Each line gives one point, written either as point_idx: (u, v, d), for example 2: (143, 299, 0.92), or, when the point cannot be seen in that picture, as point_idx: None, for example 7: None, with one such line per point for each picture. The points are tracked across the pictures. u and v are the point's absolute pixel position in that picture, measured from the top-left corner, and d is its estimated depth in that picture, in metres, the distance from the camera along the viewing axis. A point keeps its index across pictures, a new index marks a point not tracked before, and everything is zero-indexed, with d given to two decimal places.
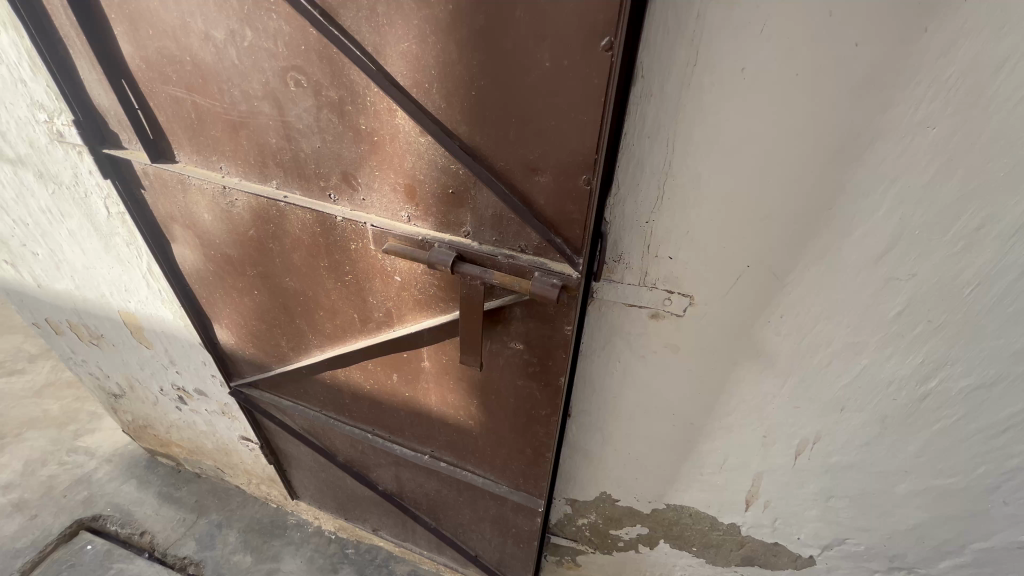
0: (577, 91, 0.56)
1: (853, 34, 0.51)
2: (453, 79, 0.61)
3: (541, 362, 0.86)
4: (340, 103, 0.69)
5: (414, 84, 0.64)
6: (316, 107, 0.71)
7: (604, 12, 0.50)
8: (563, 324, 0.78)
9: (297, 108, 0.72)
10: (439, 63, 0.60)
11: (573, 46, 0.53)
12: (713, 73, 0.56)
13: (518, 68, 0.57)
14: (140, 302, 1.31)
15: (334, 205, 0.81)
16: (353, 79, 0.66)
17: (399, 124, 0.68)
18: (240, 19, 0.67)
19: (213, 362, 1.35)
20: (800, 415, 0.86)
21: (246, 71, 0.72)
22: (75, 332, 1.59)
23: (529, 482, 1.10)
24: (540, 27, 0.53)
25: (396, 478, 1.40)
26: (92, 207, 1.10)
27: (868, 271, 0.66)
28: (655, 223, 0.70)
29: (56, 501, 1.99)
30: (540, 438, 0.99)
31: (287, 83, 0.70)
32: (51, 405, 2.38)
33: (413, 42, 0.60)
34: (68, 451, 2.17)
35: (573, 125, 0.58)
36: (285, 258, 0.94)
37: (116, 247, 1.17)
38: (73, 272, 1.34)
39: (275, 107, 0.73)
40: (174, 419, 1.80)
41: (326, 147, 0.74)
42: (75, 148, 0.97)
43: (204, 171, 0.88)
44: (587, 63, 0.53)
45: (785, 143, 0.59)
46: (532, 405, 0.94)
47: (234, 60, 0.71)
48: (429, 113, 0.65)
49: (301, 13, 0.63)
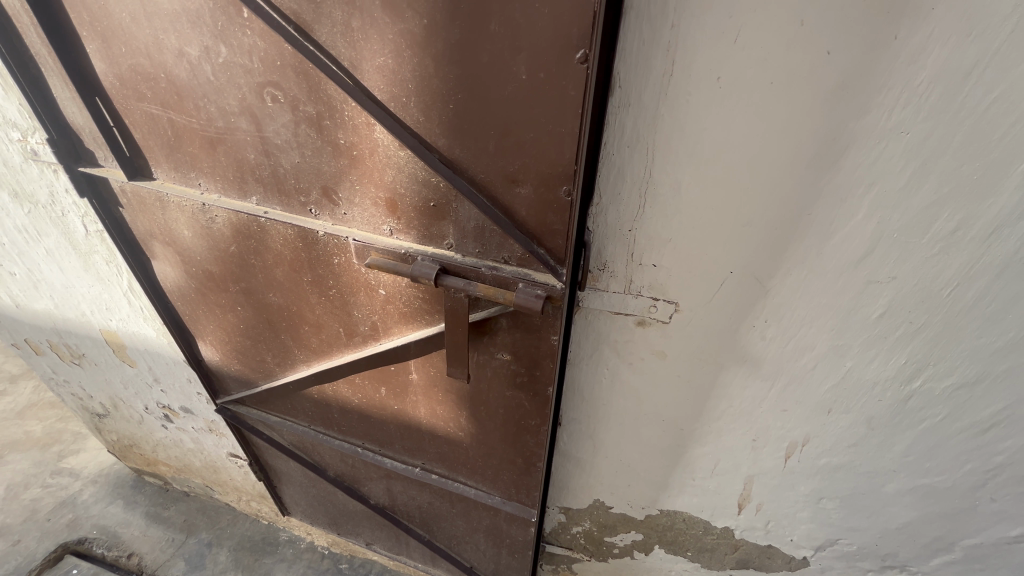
0: (554, 104, 0.56)
1: (826, 41, 0.51)
2: (429, 92, 0.61)
3: (529, 372, 0.85)
4: (318, 118, 0.68)
5: (391, 98, 0.63)
6: (293, 123, 0.70)
7: (578, 24, 0.50)
8: (548, 334, 0.78)
9: (274, 123, 0.71)
10: (416, 77, 0.60)
11: (548, 58, 0.53)
12: (690, 82, 0.57)
13: (495, 80, 0.57)
14: (121, 320, 1.28)
15: (316, 220, 0.81)
16: (330, 94, 0.65)
17: (378, 138, 0.67)
18: (214, 36, 0.66)
19: (198, 379, 1.33)
20: (787, 418, 0.86)
21: (222, 87, 0.71)
22: (55, 352, 1.56)
23: (522, 492, 1.09)
24: (515, 40, 0.53)
25: (387, 491, 1.38)
26: (69, 225, 1.08)
27: (848, 274, 0.67)
28: (638, 232, 0.70)
29: (39, 526, 1.94)
30: (530, 448, 0.98)
31: (263, 99, 0.69)
32: (34, 426, 2.33)
33: (389, 56, 0.60)
34: (52, 474, 2.12)
35: (552, 137, 0.58)
36: (268, 273, 0.93)
37: (96, 265, 1.15)
38: (52, 292, 1.31)
39: (252, 122, 0.73)
40: (160, 437, 1.77)
41: (305, 162, 0.74)
42: (49, 166, 0.96)
43: (182, 188, 0.87)
44: (563, 75, 0.54)
45: (763, 150, 0.59)
46: (522, 414, 0.94)
47: (209, 77, 0.70)
48: (407, 127, 0.65)
49: (275, 28, 0.62)
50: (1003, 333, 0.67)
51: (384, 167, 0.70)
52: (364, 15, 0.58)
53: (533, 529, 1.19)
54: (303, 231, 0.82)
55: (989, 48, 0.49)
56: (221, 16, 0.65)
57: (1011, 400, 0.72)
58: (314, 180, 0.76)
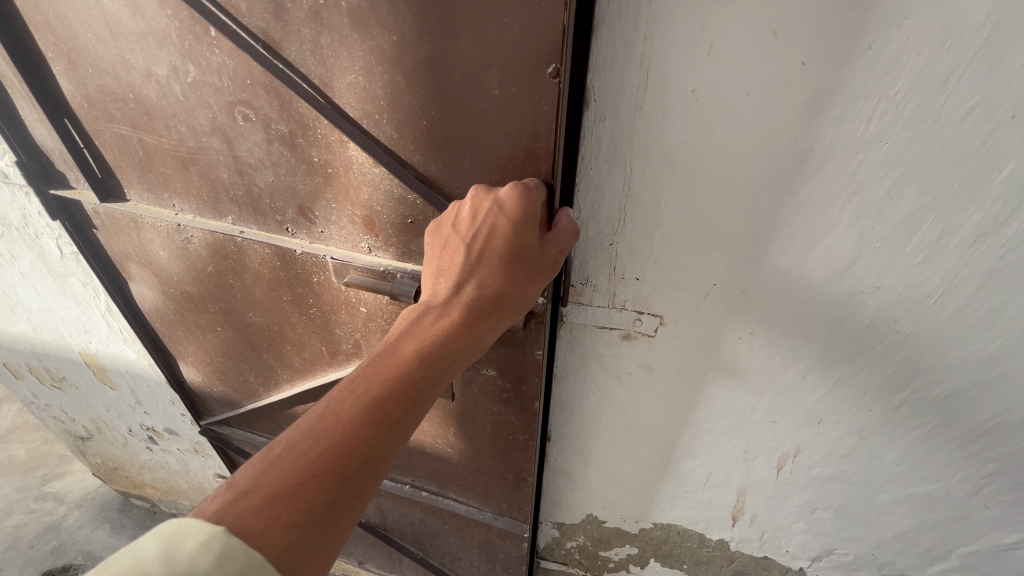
0: (528, 119, 0.55)
1: (799, 53, 0.51)
2: (402, 108, 0.60)
3: (515, 387, 0.84)
4: (291, 137, 0.67)
5: (363, 115, 0.62)
6: (267, 141, 0.69)
7: (548, 37, 0.49)
8: (533, 349, 0.76)
9: (246, 142, 0.70)
10: (388, 94, 0.59)
11: (520, 74, 0.52)
12: (665, 95, 0.56)
13: (467, 96, 0.56)
14: (101, 342, 1.26)
15: (293, 238, 0.79)
16: (302, 113, 0.64)
17: (352, 155, 0.66)
18: (182, 55, 0.65)
19: (181, 401, 1.31)
20: (778, 428, 0.85)
21: (192, 107, 0.69)
22: (36, 375, 1.52)
23: (513, 507, 1.07)
24: (486, 55, 0.52)
25: (378, 509, 1.36)
26: (44, 247, 1.06)
27: (833, 284, 0.66)
28: (619, 246, 0.69)
29: (23, 553, 1.90)
30: (520, 463, 0.96)
31: (234, 118, 0.68)
32: (17, 450, 2.28)
33: (360, 74, 0.59)
34: (35, 499, 2.07)
35: (527, 152, 0.57)
36: (247, 293, 0.91)
37: (72, 287, 1.12)
38: (29, 314, 1.28)
39: (224, 142, 0.71)
40: (145, 459, 1.73)
41: (280, 180, 0.72)
42: (21, 188, 0.93)
43: (156, 209, 0.85)
44: (536, 90, 0.52)
45: (742, 160, 0.58)
46: (510, 430, 0.92)
47: (178, 96, 0.69)
48: (381, 144, 0.64)
49: (243, 47, 0.61)
50: (990, 341, 0.66)
51: (359, 184, 0.68)
52: (333, 32, 0.57)
53: (526, 544, 1.17)
54: (280, 250, 0.80)
55: (964, 58, 0.48)
56: (188, 33, 0.63)
57: (1001, 407, 0.72)
58: (289, 197, 0.74)
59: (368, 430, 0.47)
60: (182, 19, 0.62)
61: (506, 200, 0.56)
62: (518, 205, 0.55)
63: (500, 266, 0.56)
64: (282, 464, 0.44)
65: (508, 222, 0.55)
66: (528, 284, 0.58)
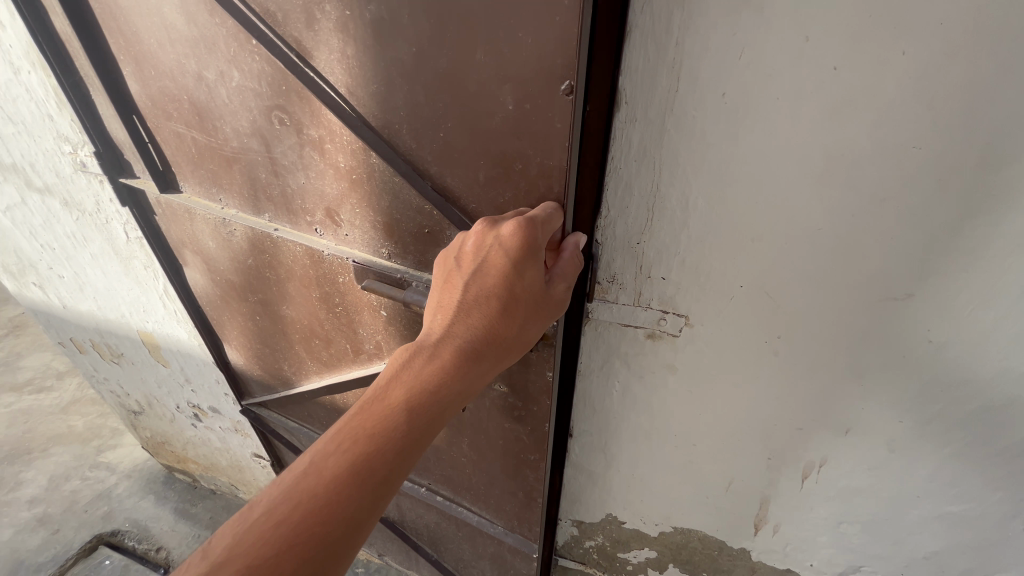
0: (541, 135, 0.56)
1: (831, 58, 0.51)
2: (420, 120, 0.63)
3: (525, 405, 0.86)
4: (321, 142, 0.72)
5: (385, 125, 0.67)
6: (299, 145, 0.74)
7: (562, 55, 0.50)
8: (543, 369, 0.79)
9: (281, 145, 0.75)
10: (409, 104, 0.63)
11: (534, 90, 0.54)
12: (695, 98, 0.57)
13: (485, 110, 0.58)
14: (157, 322, 1.35)
15: (321, 239, 0.84)
16: (329, 120, 0.69)
17: (374, 164, 0.70)
18: (228, 61, 0.71)
19: (225, 380, 1.39)
20: (803, 436, 0.84)
21: (235, 109, 0.75)
22: (97, 350, 1.65)
23: (523, 526, 1.09)
24: (501, 70, 0.55)
25: (398, 506, 1.42)
26: (112, 232, 1.16)
27: (863, 291, 0.65)
28: (646, 245, 0.71)
29: (78, 516, 2.05)
30: (530, 482, 0.98)
31: (271, 121, 0.73)
32: (76, 421, 2.46)
33: (381, 85, 0.63)
34: (90, 467, 2.23)
35: (540, 169, 0.59)
36: (282, 287, 0.97)
37: (135, 269, 1.22)
38: (95, 294, 1.39)
39: (263, 143, 0.77)
40: (190, 435, 1.85)
41: (310, 182, 0.77)
42: (96, 177, 1.03)
43: (207, 202, 0.92)
44: (549, 106, 0.54)
45: (772, 163, 0.59)
46: (520, 448, 0.94)
47: (224, 99, 0.75)
48: (400, 154, 0.68)
49: (277, 55, 0.66)
50: None
51: (380, 192, 0.72)
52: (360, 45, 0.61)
53: (536, 564, 1.16)
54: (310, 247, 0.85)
55: (1003, 63, 0.47)
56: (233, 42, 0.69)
57: None
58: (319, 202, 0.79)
59: (352, 486, 0.49)
60: (228, 28, 0.68)
61: (505, 241, 0.57)
62: (514, 248, 0.56)
63: (497, 307, 0.58)
64: (261, 528, 0.46)
65: (504, 266, 0.56)
66: (520, 326, 0.59)
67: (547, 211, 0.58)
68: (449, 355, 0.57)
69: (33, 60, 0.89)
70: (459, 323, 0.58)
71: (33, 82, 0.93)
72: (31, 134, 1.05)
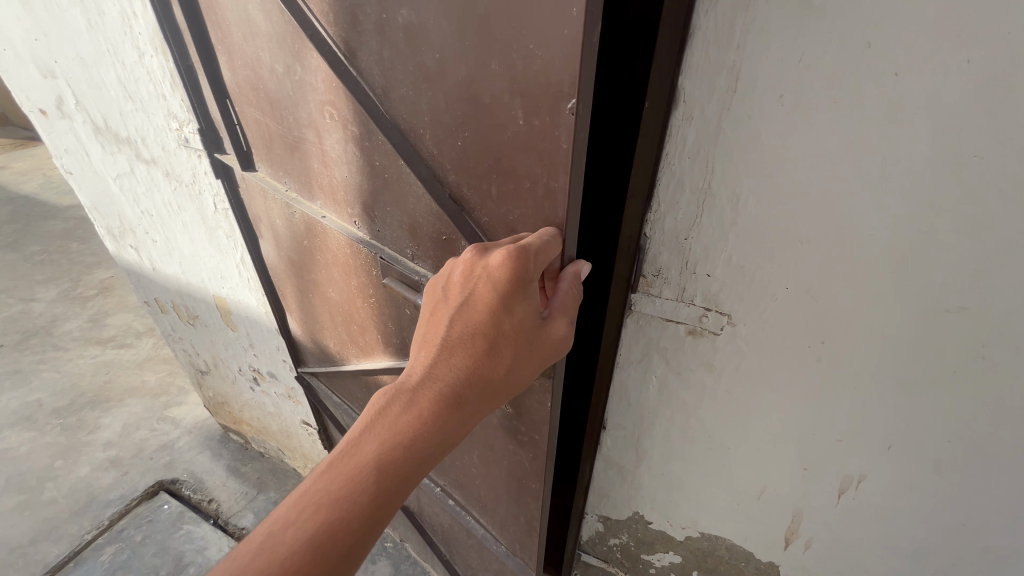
0: (546, 154, 0.58)
1: (893, 64, 0.52)
2: (442, 125, 0.68)
3: (529, 431, 0.88)
4: (361, 138, 0.78)
5: (410, 127, 0.72)
6: (344, 139, 0.81)
7: (568, 75, 0.51)
8: (546, 399, 0.80)
9: (331, 138, 0.83)
10: (435, 110, 0.67)
11: (541, 107, 0.56)
12: (752, 99, 0.60)
13: (501, 124, 0.61)
14: (231, 289, 1.49)
15: (358, 230, 0.92)
16: (366, 119, 0.75)
17: (402, 168, 0.75)
18: (293, 56, 0.79)
19: (285, 347, 1.50)
20: (842, 449, 0.83)
21: (298, 100, 0.83)
22: (176, 311, 1.82)
23: (523, 552, 1.10)
24: (513, 85, 0.57)
25: (418, 500, 1.49)
26: (203, 202, 1.29)
27: (914, 301, 0.65)
28: (693, 241, 0.73)
29: (144, 462, 2.26)
30: (531, 509, 0.98)
31: (324, 115, 0.81)
32: (149, 376, 2.71)
33: (410, 88, 0.68)
34: (157, 420, 2.45)
35: (546, 190, 0.60)
36: (328, 270, 1.06)
37: (219, 238, 1.35)
38: (182, 259, 1.55)
39: (317, 135, 0.85)
40: (247, 398, 2.00)
41: (352, 175, 0.84)
42: (196, 152, 1.16)
43: (274, 183, 1.03)
44: (554, 124, 0.55)
45: (826, 167, 0.60)
46: (523, 474, 0.95)
47: (290, 90, 0.84)
48: (425, 160, 0.73)
49: (327, 53, 0.74)
50: None
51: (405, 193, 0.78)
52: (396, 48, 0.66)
53: None
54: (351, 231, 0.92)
55: None
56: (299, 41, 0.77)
57: None
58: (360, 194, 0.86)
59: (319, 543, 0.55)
60: (288, 27, 0.76)
61: (480, 298, 0.59)
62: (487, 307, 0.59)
63: (476, 352, 0.61)
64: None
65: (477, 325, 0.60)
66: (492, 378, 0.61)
67: (540, 241, 0.59)
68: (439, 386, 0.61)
69: (157, 45, 1.02)
70: (449, 357, 0.61)
71: (154, 66, 1.07)
72: (146, 111, 1.19)
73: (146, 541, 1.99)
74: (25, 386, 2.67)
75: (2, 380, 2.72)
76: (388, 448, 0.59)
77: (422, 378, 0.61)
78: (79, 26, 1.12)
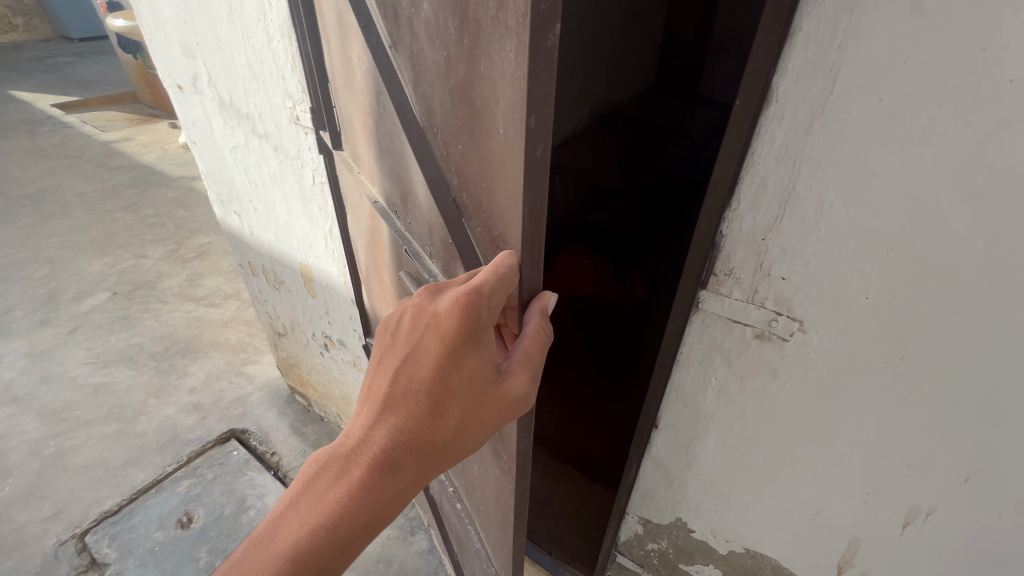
0: (510, 165, 0.58)
1: (1009, 72, 0.51)
2: (450, 124, 0.71)
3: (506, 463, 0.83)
4: (394, 132, 0.84)
5: (431, 124, 0.77)
6: (385, 130, 0.87)
7: (524, 83, 0.51)
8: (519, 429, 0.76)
9: (379, 127, 0.90)
10: (446, 111, 0.71)
11: (506, 117, 0.56)
12: (849, 101, 0.60)
13: (484, 131, 0.62)
14: (316, 258, 1.63)
15: (395, 220, 0.98)
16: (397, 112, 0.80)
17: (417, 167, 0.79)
18: (356, 48, 0.87)
19: (358, 318, 1.61)
20: (911, 477, 0.80)
21: (361, 89, 0.92)
22: (265, 275, 2.00)
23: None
24: (491, 93, 0.58)
25: (435, 491, 1.53)
26: (303, 176, 1.42)
27: (1009, 324, 0.62)
28: (771, 242, 0.73)
29: (220, 410, 2.50)
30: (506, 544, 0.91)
31: (374, 106, 0.88)
32: (231, 335, 2.98)
33: (429, 87, 0.73)
34: (234, 374, 2.70)
35: (510, 202, 0.60)
36: (380, 253, 1.14)
37: (313, 209, 1.48)
38: (277, 227, 1.71)
39: (373, 123, 0.93)
40: (316, 362, 2.15)
41: (392, 166, 0.91)
42: (304, 129, 1.29)
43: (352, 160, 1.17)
44: (514, 135, 0.55)
45: (922, 175, 0.59)
46: (501, 504, 0.89)
47: (357, 78, 0.92)
48: (438, 160, 0.77)
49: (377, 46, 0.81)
50: None
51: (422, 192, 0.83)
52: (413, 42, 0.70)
53: None
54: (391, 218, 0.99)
55: None
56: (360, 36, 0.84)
57: None
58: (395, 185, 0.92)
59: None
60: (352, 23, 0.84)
61: (423, 353, 0.69)
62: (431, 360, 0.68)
63: (417, 399, 0.69)
64: None
65: (422, 375, 0.68)
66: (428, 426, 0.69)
67: (484, 289, 0.63)
68: (385, 434, 0.68)
69: (285, 31, 1.15)
70: (402, 404, 0.69)
71: (280, 50, 1.20)
72: (266, 90, 1.33)
73: (216, 480, 2.20)
74: (130, 330, 3.03)
75: (113, 322, 3.09)
76: (338, 498, 0.67)
77: (371, 429, 0.69)
78: (221, 13, 1.28)
